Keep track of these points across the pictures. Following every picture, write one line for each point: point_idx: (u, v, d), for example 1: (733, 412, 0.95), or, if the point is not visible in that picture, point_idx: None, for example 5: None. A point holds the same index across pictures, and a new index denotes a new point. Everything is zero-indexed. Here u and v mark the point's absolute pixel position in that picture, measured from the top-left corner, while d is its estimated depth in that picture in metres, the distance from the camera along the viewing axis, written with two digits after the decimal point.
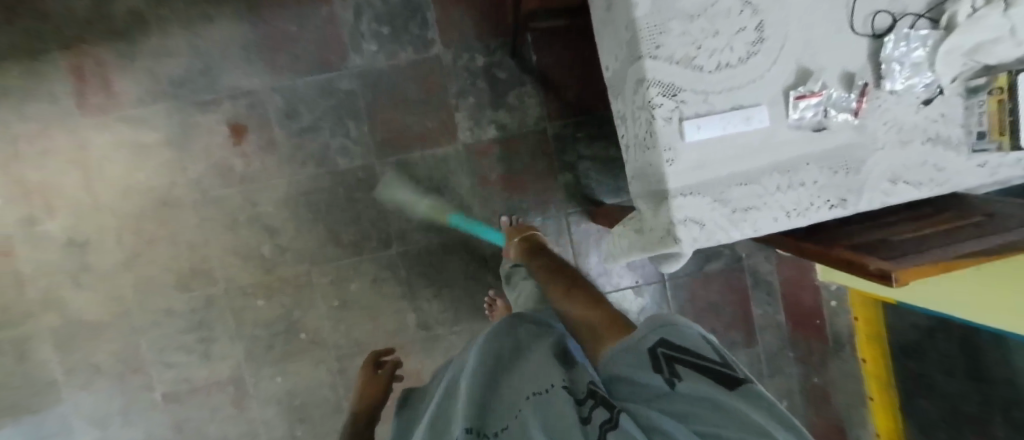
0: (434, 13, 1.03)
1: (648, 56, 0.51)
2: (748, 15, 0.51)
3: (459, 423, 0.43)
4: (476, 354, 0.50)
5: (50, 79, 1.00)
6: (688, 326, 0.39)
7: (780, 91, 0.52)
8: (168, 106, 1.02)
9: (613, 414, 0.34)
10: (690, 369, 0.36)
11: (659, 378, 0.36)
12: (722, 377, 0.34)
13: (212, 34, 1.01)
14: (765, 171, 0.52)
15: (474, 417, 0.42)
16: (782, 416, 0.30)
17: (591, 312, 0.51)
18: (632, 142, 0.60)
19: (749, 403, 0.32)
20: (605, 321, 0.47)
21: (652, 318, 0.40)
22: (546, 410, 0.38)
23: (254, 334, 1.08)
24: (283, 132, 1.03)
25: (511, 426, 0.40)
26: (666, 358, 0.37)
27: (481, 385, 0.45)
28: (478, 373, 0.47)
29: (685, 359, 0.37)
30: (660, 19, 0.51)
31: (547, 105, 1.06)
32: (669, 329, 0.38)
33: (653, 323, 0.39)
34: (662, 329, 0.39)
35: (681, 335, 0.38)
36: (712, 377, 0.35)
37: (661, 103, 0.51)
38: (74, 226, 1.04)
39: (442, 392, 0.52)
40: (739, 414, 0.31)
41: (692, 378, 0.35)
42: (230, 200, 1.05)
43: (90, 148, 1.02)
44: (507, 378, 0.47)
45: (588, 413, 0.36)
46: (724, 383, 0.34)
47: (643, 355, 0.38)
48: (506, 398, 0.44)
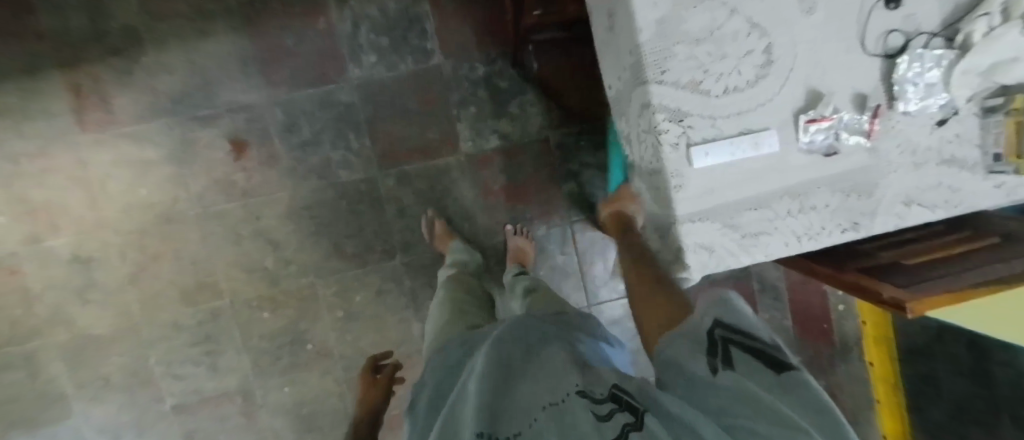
0: (433, 23, 1.02)
1: (653, 82, 0.50)
2: (757, 37, 0.50)
3: (468, 429, 0.38)
4: (482, 363, 0.47)
5: (47, 97, 1.00)
6: (742, 309, 0.39)
7: (791, 114, 0.51)
8: (168, 121, 1.01)
9: (638, 418, 0.33)
10: (743, 353, 0.35)
11: (706, 359, 0.35)
12: (772, 362, 0.34)
13: (209, 49, 1.00)
14: (775, 195, 0.52)
15: (488, 421, 0.37)
16: (824, 408, 0.29)
17: (653, 303, 0.46)
18: (638, 164, 0.60)
19: (791, 394, 0.31)
20: (670, 311, 0.43)
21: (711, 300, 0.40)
22: (563, 419, 0.35)
23: (261, 346, 1.08)
24: (284, 146, 1.03)
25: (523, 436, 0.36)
26: (721, 341, 0.36)
27: (490, 392, 0.42)
28: (487, 380, 0.44)
29: (737, 342, 0.36)
30: (665, 44, 0.50)
31: (550, 114, 1.05)
32: (727, 312, 0.38)
33: (714, 305, 0.39)
34: (720, 310, 0.38)
35: (736, 319, 0.37)
36: (763, 362, 0.34)
37: (668, 129, 0.51)
38: (79, 243, 1.04)
39: (445, 403, 0.47)
40: (779, 401, 0.30)
41: (742, 365, 0.34)
42: (232, 215, 1.04)
43: (91, 165, 1.02)
44: (517, 384, 0.43)
45: (609, 412, 0.34)
46: (773, 367, 0.33)
47: (697, 336, 0.37)
48: (517, 404, 0.40)
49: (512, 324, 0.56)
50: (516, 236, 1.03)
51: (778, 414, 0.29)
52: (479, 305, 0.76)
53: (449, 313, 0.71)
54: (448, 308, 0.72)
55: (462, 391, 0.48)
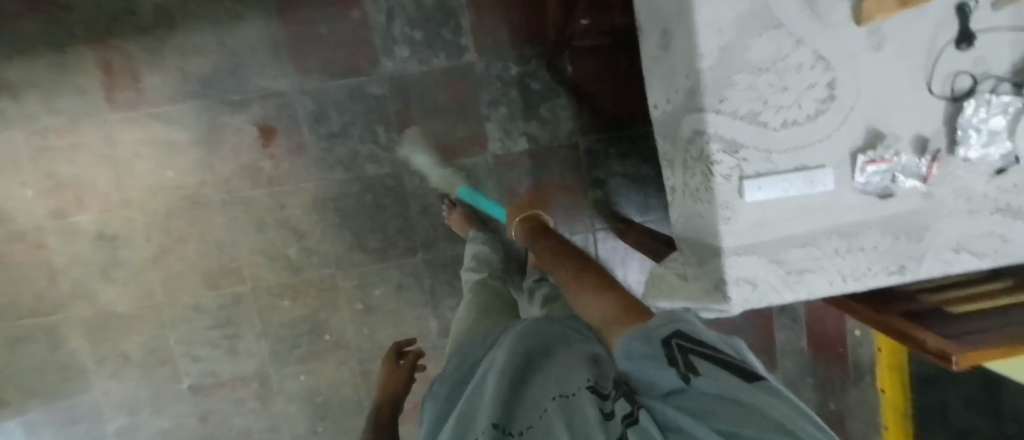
0: (468, 19, 0.99)
1: (710, 111, 0.50)
2: (821, 70, 0.48)
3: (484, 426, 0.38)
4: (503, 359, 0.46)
5: (77, 73, 0.99)
6: (696, 318, 0.33)
7: (848, 153, 0.50)
8: (197, 104, 1.00)
9: (633, 408, 0.29)
10: (707, 361, 0.29)
11: (675, 374, 0.28)
12: (741, 371, 0.28)
13: (241, 33, 0.98)
14: (825, 233, 0.51)
15: (501, 417, 0.37)
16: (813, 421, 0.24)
17: (597, 300, 0.44)
18: (681, 188, 0.60)
19: (771, 398, 0.25)
20: (617, 303, 0.41)
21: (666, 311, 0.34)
22: (570, 414, 0.32)
23: (280, 333, 1.10)
24: (312, 136, 1.02)
25: (536, 427, 0.35)
26: (681, 351, 0.30)
27: (507, 391, 0.40)
28: (505, 379, 0.42)
29: (698, 351, 0.30)
30: (725, 73, 0.49)
31: (580, 119, 1.03)
32: (681, 320, 0.32)
33: (665, 314, 0.33)
34: (672, 317, 0.33)
35: (693, 329, 0.32)
36: (733, 370, 0.28)
37: (721, 160, 0.50)
38: (104, 220, 1.04)
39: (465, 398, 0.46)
40: (767, 409, 0.24)
41: (713, 373, 0.28)
42: (257, 202, 1.04)
43: (119, 143, 1.02)
44: (535, 380, 0.41)
45: (611, 407, 0.31)
46: (744, 375, 0.27)
47: (651, 345, 0.31)
48: (531, 398, 0.39)
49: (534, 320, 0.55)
50: None
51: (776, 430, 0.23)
52: (509, 305, 0.76)
53: (476, 312, 0.71)
54: (475, 311, 0.72)
55: (481, 384, 0.46)
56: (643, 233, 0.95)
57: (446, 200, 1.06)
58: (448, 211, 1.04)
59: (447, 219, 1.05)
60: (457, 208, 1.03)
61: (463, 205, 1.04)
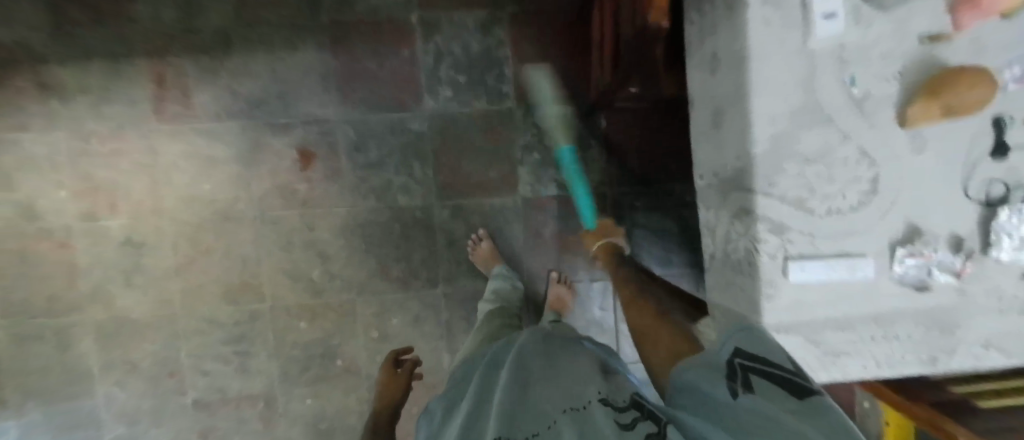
0: (512, 67, 1.04)
1: (760, 192, 0.53)
2: (866, 165, 0.52)
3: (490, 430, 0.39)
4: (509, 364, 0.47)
5: (131, 84, 1.02)
6: (772, 342, 0.39)
7: (887, 244, 0.52)
8: (242, 123, 1.03)
9: (660, 428, 0.34)
10: (765, 379, 0.36)
11: (727, 384, 0.36)
12: (794, 389, 0.34)
13: (294, 61, 1.02)
14: (861, 319, 0.53)
15: (507, 423, 0.38)
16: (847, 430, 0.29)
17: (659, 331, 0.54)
18: (721, 257, 0.62)
19: (806, 415, 0.31)
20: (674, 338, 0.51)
21: (739, 327, 0.41)
22: (585, 424, 0.36)
23: (292, 355, 1.09)
24: (350, 163, 1.05)
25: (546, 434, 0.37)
26: (741, 369, 0.38)
27: (512, 397, 0.41)
28: (509, 385, 0.43)
29: (758, 370, 0.37)
30: (776, 159, 0.52)
31: (609, 170, 1.06)
32: (749, 342, 0.40)
33: (734, 335, 0.41)
34: (740, 339, 0.40)
35: (757, 349, 0.39)
36: (784, 388, 0.34)
37: (767, 239, 0.53)
38: (133, 227, 1.05)
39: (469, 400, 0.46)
40: (797, 423, 0.30)
41: (762, 389, 0.35)
42: (288, 222, 1.06)
43: (160, 154, 1.04)
44: (536, 385, 0.43)
45: (629, 421, 0.36)
46: (795, 393, 0.33)
47: (717, 366, 0.39)
48: (535, 404, 0.41)
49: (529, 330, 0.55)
50: (557, 284, 1.05)
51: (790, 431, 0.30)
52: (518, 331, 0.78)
53: (483, 337, 0.73)
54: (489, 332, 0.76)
55: (487, 386, 0.47)
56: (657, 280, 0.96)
57: (473, 235, 1.08)
58: (473, 246, 1.06)
59: (471, 253, 1.07)
60: (484, 243, 1.05)
61: (489, 241, 1.06)
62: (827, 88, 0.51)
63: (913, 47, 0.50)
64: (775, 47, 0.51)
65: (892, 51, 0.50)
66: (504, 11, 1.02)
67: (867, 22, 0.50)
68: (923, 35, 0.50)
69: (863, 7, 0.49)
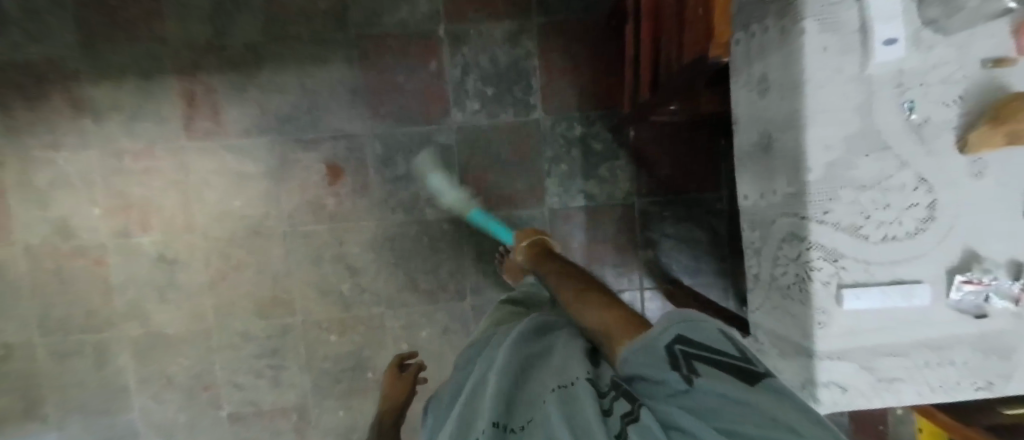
0: (539, 79, 1.03)
1: (814, 220, 0.52)
2: (923, 192, 0.51)
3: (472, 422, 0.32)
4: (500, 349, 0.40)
5: (161, 101, 1.03)
6: (710, 320, 0.29)
7: (943, 271, 0.52)
8: (272, 139, 1.04)
9: (635, 407, 0.25)
10: (716, 368, 0.25)
11: (675, 378, 0.25)
12: (754, 376, 0.24)
13: (323, 76, 1.02)
14: (916, 346, 0.53)
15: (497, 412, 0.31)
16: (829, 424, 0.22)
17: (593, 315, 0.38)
18: (766, 279, 0.62)
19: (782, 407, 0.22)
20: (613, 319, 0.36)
21: (672, 315, 0.29)
22: (565, 404, 0.27)
23: (324, 367, 1.10)
24: (378, 178, 1.05)
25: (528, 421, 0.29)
26: (684, 356, 0.26)
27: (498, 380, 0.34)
28: (503, 366, 0.35)
29: (702, 354, 0.26)
30: (830, 186, 0.52)
31: (638, 181, 1.06)
32: (684, 319, 0.28)
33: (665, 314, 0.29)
34: (676, 317, 0.29)
35: (700, 330, 0.28)
36: (740, 375, 0.25)
37: (821, 267, 0.52)
38: (166, 243, 1.06)
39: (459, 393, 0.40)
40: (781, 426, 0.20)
41: (715, 376, 0.24)
42: (317, 237, 1.07)
43: (190, 171, 1.04)
44: (533, 369, 0.35)
45: (610, 405, 0.26)
46: (753, 381, 0.24)
47: (652, 356, 0.27)
48: (531, 388, 0.33)
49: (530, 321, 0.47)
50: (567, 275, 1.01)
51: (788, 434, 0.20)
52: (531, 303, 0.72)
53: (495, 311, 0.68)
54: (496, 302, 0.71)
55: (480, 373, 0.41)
56: (689, 293, 0.95)
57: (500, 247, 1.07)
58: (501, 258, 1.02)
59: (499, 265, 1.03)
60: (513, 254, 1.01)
61: None
62: (884, 114, 0.51)
63: (974, 72, 0.50)
64: (831, 74, 0.50)
65: (952, 75, 0.50)
66: (532, 22, 1.02)
67: (927, 47, 0.49)
68: (984, 59, 0.50)
69: (924, 32, 0.49)
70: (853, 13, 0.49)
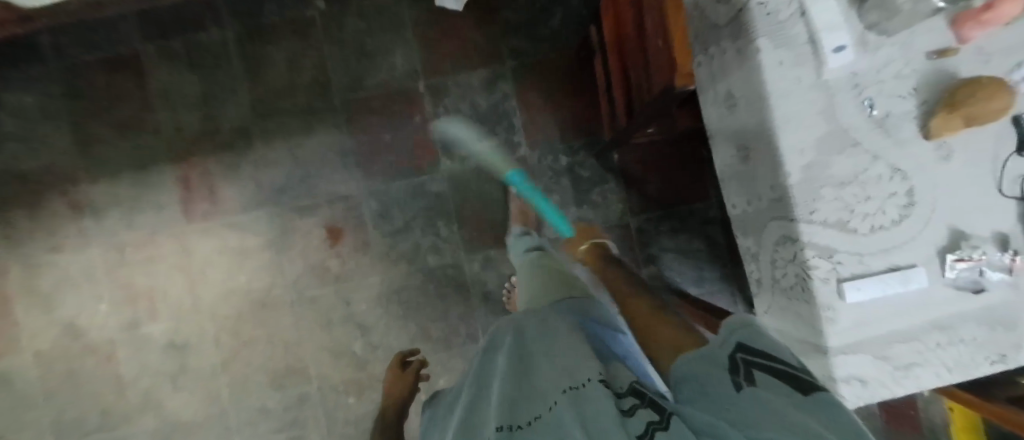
0: (521, 118, 1.08)
1: (802, 221, 0.54)
2: (899, 180, 0.54)
3: (490, 422, 0.40)
4: (504, 354, 0.48)
5: (158, 190, 1.05)
6: (775, 338, 0.40)
7: (934, 252, 0.54)
8: (270, 211, 1.06)
9: (662, 417, 0.34)
10: (767, 374, 0.35)
11: (729, 379, 0.36)
12: (798, 383, 0.34)
13: (314, 145, 1.06)
14: (924, 329, 0.54)
15: (506, 414, 0.40)
16: (853, 424, 0.29)
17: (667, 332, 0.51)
18: (768, 282, 0.64)
19: (813, 409, 0.31)
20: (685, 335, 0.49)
21: (741, 325, 0.41)
22: (582, 404, 0.36)
23: (344, 432, 1.08)
24: (377, 234, 1.07)
25: (545, 417, 0.38)
26: (744, 363, 0.37)
27: (511, 386, 0.43)
28: (516, 378, 0.44)
29: (760, 363, 0.37)
30: (811, 188, 0.54)
31: (629, 201, 1.08)
32: (750, 336, 0.40)
33: (738, 330, 0.41)
34: (744, 335, 0.40)
35: (759, 342, 0.39)
36: (789, 383, 0.34)
37: (818, 264, 0.54)
38: (175, 329, 1.06)
39: (470, 394, 0.48)
40: (803, 418, 0.30)
41: (764, 383, 0.35)
42: (324, 300, 1.07)
43: (192, 254, 1.06)
44: (539, 373, 0.44)
45: (631, 407, 0.36)
46: (800, 388, 0.33)
47: (722, 361, 0.39)
48: (540, 390, 0.42)
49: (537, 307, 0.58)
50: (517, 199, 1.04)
51: (796, 424, 0.29)
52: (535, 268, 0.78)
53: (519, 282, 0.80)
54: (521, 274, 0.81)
55: (486, 376, 0.49)
56: (699, 304, 0.95)
57: (505, 284, 1.08)
58: (509, 295, 1.05)
59: (507, 303, 1.06)
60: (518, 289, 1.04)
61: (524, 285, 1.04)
62: (848, 114, 0.54)
63: (923, 65, 0.53)
64: (791, 84, 0.54)
65: (902, 71, 0.54)
66: (506, 67, 1.07)
67: (873, 48, 0.53)
68: (930, 51, 0.53)
69: (868, 35, 0.53)
70: (800, 28, 0.54)
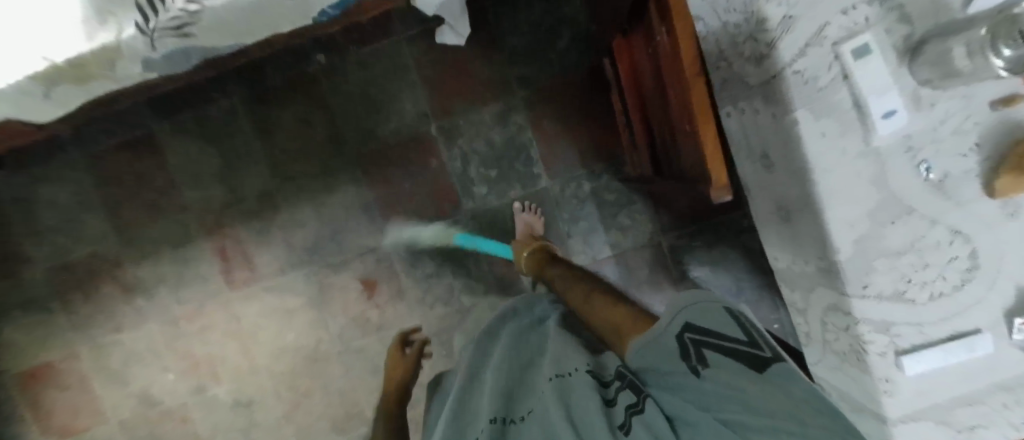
0: (538, 149, 1.04)
1: (855, 296, 0.52)
2: (960, 243, 0.50)
3: (484, 410, 0.44)
4: (505, 351, 0.52)
5: (197, 263, 1.09)
6: (716, 307, 0.37)
7: (1001, 315, 0.51)
8: (306, 271, 1.09)
9: (639, 399, 0.37)
10: (721, 355, 0.36)
11: (686, 366, 0.36)
12: (753, 358, 0.35)
13: (336, 201, 1.06)
14: (990, 391, 0.53)
15: (501, 407, 0.43)
16: (816, 397, 0.33)
17: (609, 314, 0.48)
18: (818, 340, 0.62)
19: (773, 387, 0.33)
20: (629, 316, 0.45)
21: (684, 302, 0.38)
22: (568, 393, 0.40)
23: None
24: (410, 280, 1.09)
25: (536, 410, 0.41)
26: (694, 345, 0.37)
27: (507, 382, 0.47)
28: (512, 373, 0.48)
29: (711, 343, 0.36)
30: (863, 261, 0.52)
31: (659, 220, 1.06)
32: (696, 312, 0.37)
33: (681, 306, 0.38)
34: (686, 309, 0.37)
35: (706, 319, 0.37)
36: (744, 361, 0.35)
37: (873, 339, 0.53)
38: (238, 389, 1.13)
39: (466, 383, 0.52)
40: (766, 406, 0.32)
41: (721, 366, 0.35)
42: (369, 348, 1.11)
43: (240, 319, 1.11)
44: (535, 372, 0.48)
45: (614, 395, 0.38)
46: (754, 365, 0.34)
47: (670, 345, 0.37)
48: (533, 385, 0.46)
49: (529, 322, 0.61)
50: (523, 213, 1.03)
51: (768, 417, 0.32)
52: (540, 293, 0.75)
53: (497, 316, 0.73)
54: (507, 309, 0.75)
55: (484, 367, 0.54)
56: None
57: None
58: None
59: None
60: None
61: None
62: (902, 179, 0.50)
63: (985, 117, 0.48)
64: (837, 155, 0.50)
65: (962, 125, 0.49)
66: (516, 98, 1.03)
67: (928, 104, 0.48)
68: (993, 100, 0.48)
69: (921, 91, 0.48)
70: (844, 92, 0.49)
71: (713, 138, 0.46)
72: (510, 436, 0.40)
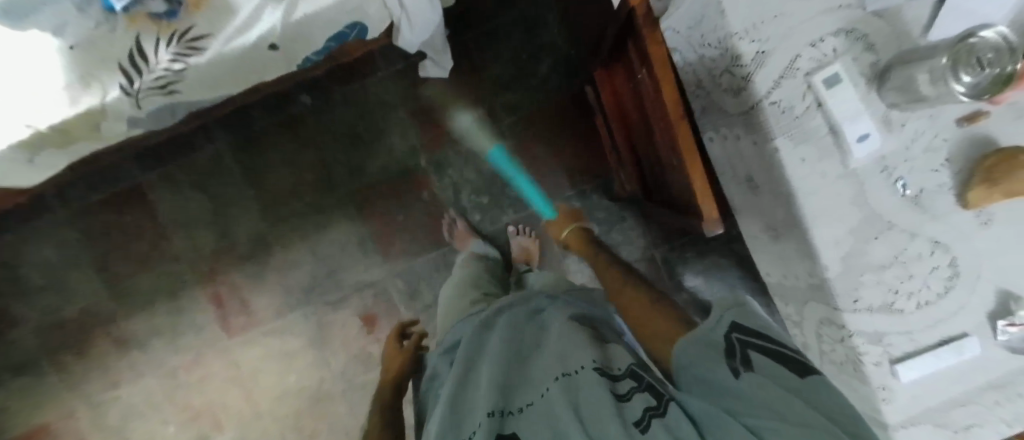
0: (527, 173, 1.06)
1: (847, 309, 0.54)
2: (940, 253, 0.53)
3: (481, 401, 0.43)
4: (503, 339, 0.51)
5: (193, 312, 1.08)
6: (760, 321, 0.39)
7: (984, 318, 0.54)
8: (304, 311, 1.08)
9: (660, 402, 0.37)
10: (766, 357, 0.35)
11: (727, 363, 0.36)
12: (797, 367, 0.34)
13: (330, 238, 1.06)
14: (982, 390, 0.55)
15: (501, 399, 0.43)
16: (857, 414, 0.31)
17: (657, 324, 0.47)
18: (814, 350, 0.64)
19: (817, 395, 0.32)
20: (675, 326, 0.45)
21: (731, 304, 0.41)
22: (574, 391, 0.39)
23: None
24: (410, 312, 1.09)
25: (537, 404, 0.42)
26: (740, 344, 0.37)
27: (507, 374, 0.46)
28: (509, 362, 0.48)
29: (756, 344, 0.36)
30: (851, 277, 0.53)
31: (651, 234, 1.08)
32: (744, 316, 0.39)
33: (729, 308, 0.40)
34: (733, 312, 0.40)
35: (752, 323, 0.38)
36: (788, 367, 0.34)
37: (868, 350, 0.54)
38: (241, 436, 1.11)
39: (458, 365, 0.52)
40: (807, 407, 0.30)
41: (764, 368, 0.34)
42: (373, 383, 1.10)
43: (240, 364, 1.09)
44: (535, 365, 0.47)
45: (627, 393, 0.39)
46: (799, 372, 0.34)
47: (713, 342, 0.38)
48: (532, 379, 0.46)
49: (525, 305, 0.60)
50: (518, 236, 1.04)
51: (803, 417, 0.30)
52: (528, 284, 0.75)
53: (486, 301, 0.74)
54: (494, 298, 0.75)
55: (479, 352, 0.53)
56: None
57: None
58: None
59: None
60: None
61: None
62: (882, 197, 0.52)
63: (952, 132, 0.51)
64: (817, 178, 0.52)
65: (932, 141, 0.51)
66: (503, 125, 1.05)
67: (899, 125, 0.51)
68: (960, 117, 0.51)
69: (891, 114, 0.51)
70: (819, 119, 0.51)
71: (696, 167, 0.48)
72: (510, 429, 0.40)
